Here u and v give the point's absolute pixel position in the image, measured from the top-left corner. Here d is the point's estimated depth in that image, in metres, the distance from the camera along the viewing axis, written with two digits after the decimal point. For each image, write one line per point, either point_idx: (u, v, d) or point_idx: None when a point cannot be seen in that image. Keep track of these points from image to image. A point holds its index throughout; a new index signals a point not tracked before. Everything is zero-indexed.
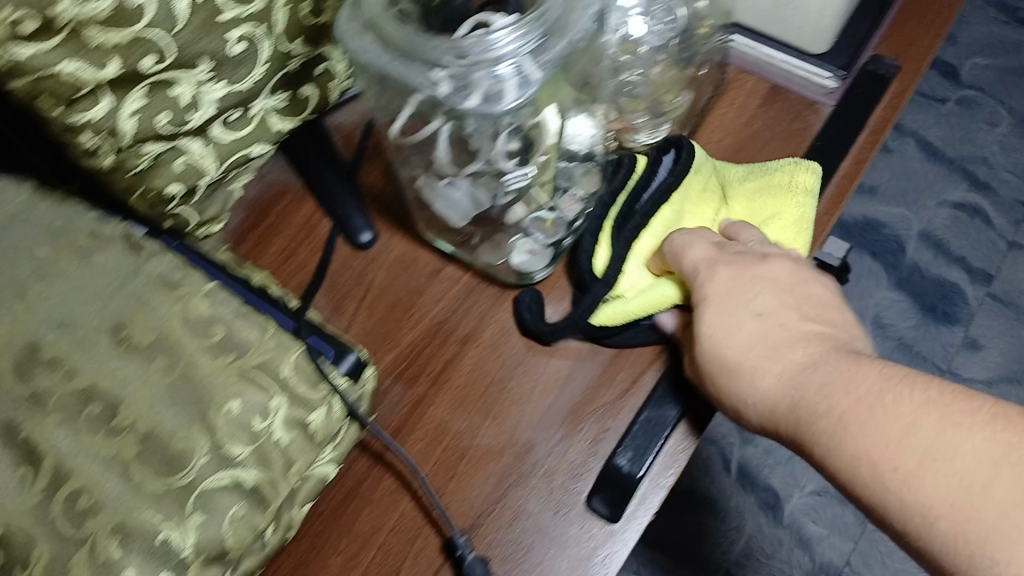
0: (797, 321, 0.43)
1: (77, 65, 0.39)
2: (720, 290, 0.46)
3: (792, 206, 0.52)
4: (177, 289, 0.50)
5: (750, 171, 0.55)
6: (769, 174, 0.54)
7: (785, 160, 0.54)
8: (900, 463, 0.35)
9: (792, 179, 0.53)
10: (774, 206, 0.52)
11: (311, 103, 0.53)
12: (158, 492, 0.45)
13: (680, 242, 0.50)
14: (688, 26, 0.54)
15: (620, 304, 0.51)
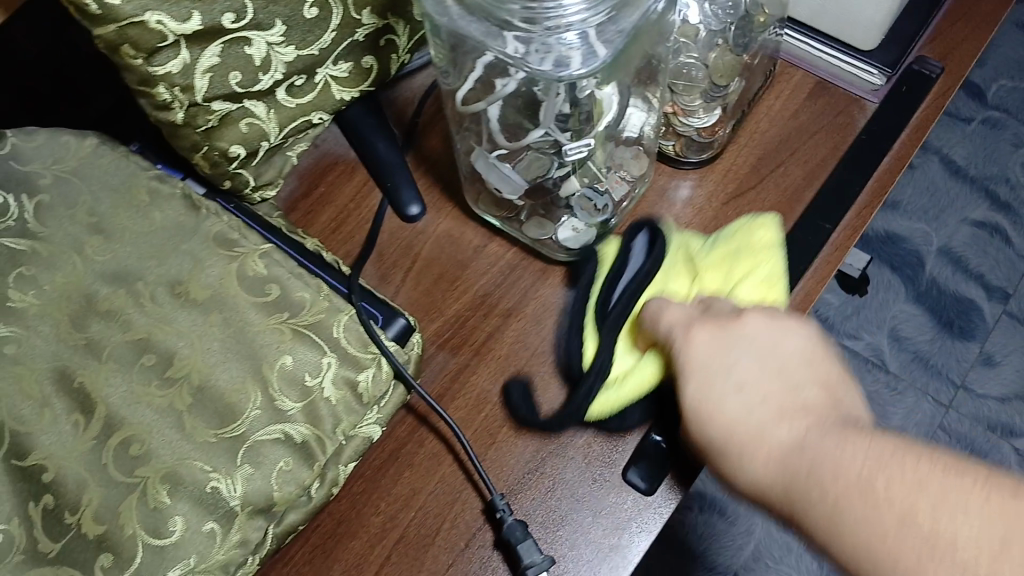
0: (781, 381, 0.38)
1: (163, 16, 0.41)
2: (704, 354, 0.39)
3: (760, 267, 0.50)
4: (233, 248, 0.52)
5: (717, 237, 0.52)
6: (731, 239, 0.52)
7: (743, 219, 0.53)
8: (904, 563, 0.30)
9: (752, 241, 0.51)
10: (746, 266, 0.50)
11: (371, 75, 0.56)
12: (210, 441, 0.46)
13: (659, 306, 0.45)
14: (747, 13, 0.55)
15: (613, 393, 0.48)
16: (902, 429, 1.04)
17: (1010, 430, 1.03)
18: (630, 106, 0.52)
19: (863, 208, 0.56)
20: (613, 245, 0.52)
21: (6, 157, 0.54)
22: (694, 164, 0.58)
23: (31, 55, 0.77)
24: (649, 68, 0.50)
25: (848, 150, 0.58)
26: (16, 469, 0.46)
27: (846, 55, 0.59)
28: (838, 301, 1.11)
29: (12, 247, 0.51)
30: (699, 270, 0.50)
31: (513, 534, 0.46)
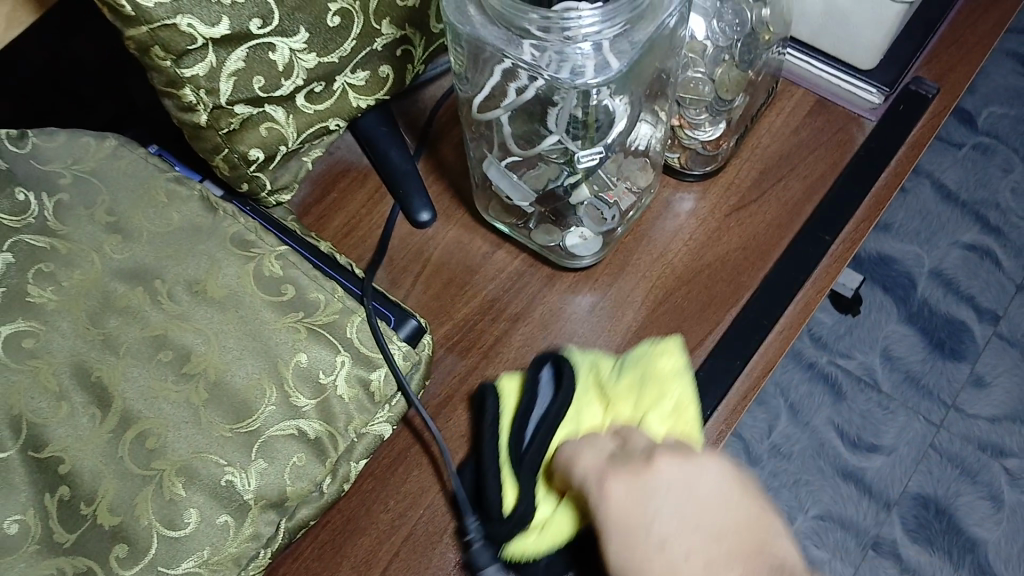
0: (699, 539, 0.38)
1: (194, 19, 0.44)
2: (624, 503, 0.39)
3: (669, 401, 0.49)
4: (250, 249, 0.53)
5: (626, 363, 0.50)
6: (641, 370, 0.50)
7: (647, 344, 0.51)
8: None
9: (659, 373, 0.49)
10: (661, 397, 0.48)
11: (387, 83, 0.57)
12: (226, 435, 0.47)
13: (571, 457, 0.44)
14: (753, 30, 0.57)
15: (534, 539, 0.47)
16: (894, 447, 1.05)
17: (999, 449, 1.05)
18: (641, 120, 0.54)
19: (861, 221, 0.58)
20: (515, 381, 0.51)
21: (27, 156, 0.55)
22: (697, 176, 0.59)
23: (84, 61, 0.82)
24: (658, 82, 0.52)
25: (846, 165, 0.60)
26: (32, 460, 0.47)
27: (846, 75, 0.61)
28: (831, 320, 1.13)
29: (32, 244, 0.52)
30: (611, 399, 0.49)
31: (479, 557, 0.47)
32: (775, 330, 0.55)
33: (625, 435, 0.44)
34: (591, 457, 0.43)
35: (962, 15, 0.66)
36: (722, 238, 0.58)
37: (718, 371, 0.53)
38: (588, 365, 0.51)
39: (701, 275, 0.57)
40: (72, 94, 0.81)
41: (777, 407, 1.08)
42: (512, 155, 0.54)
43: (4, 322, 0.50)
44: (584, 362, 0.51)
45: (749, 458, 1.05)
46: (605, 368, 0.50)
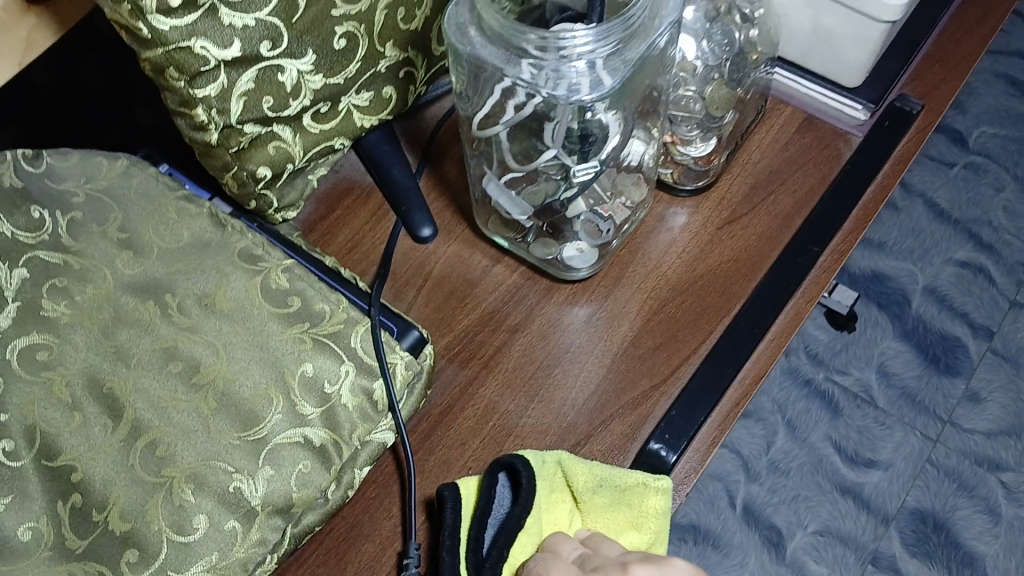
0: None
1: (207, 43, 0.46)
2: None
3: (644, 528, 0.50)
4: (257, 264, 0.54)
5: (605, 479, 0.50)
6: (621, 490, 0.50)
7: (638, 474, 0.50)
8: None
9: (643, 502, 0.50)
10: (628, 520, 0.50)
11: (391, 103, 0.60)
12: (234, 443, 0.49)
13: (542, 575, 0.46)
14: (741, 50, 0.59)
15: None
16: (891, 462, 1.06)
17: (996, 463, 1.05)
18: (633, 137, 0.55)
19: (849, 233, 0.60)
20: (472, 487, 0.50)
21: (41, 175, 0.57)
22: (689, 191, 0.62)
23: (90, 88, 0.84)
24: (650, 100, 0.54)
25: (834, 180, 0.62)
26: (45, 469, 0.48)
27: (832, 93, 0.64)
28: (828, 338, 1.13)
29: (47, 260, 0.54)
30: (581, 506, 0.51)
31: None
32: (766, 339, 0.57)
33: (593, 553, 0.47)
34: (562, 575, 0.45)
35: (946, 34, 0.68)
36: (714, 251, 0.60)
37: (712, 378, 0.54)
38: (559, 465, 0.50)
39: (694, 286, 0.59)
40: (78, 118, 0.84)
41: (775, 424, 1.08)
42: (511, 171, 0.56)
43: (19, 335, 0.51)
44: (556, 463, 0.50)
45: (748, 474, 1.05)
46: (579, 480, 0.50)
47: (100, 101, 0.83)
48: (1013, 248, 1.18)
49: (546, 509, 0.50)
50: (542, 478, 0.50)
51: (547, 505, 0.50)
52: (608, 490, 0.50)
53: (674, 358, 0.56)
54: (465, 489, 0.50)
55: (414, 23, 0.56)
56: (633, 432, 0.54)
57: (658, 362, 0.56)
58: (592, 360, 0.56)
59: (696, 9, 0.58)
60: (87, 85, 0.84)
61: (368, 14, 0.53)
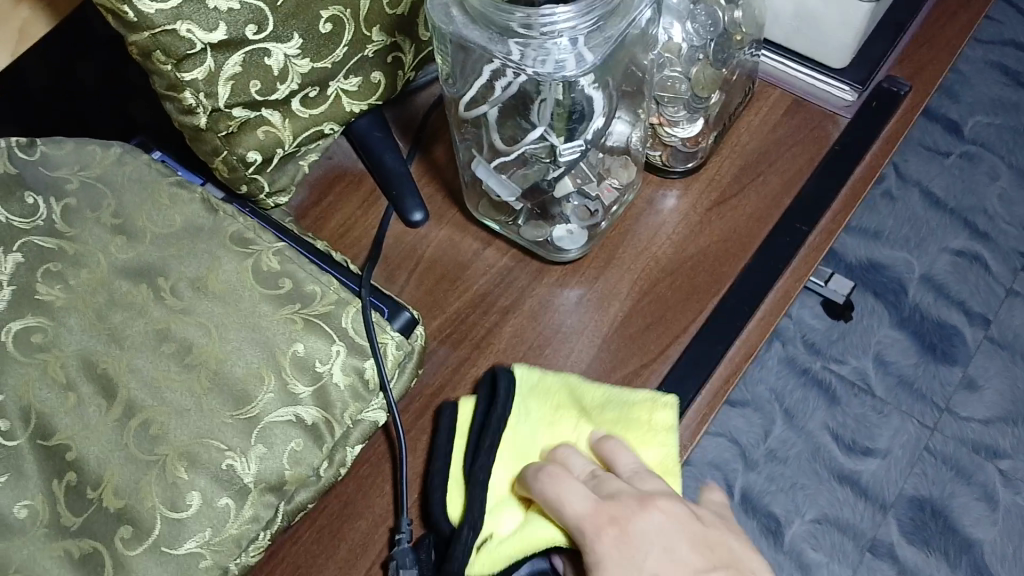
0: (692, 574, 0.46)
1: (192, 26, 0.46)
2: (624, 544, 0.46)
3: (650, 443, 0.52)
4: (249, 246, 0.55)
5: (612, 395, 0.53)
6: (628, 406, 0.53)
7: (644, 392, 0.53)
8: None
9: (651, 418, 0.53)
10: (635, 435, 0.53)
11: (380, 88, 0.60)
12: (227, 421, 0.49)
13: (558, 481, 0.48)
14: (726, 31, 0.59)
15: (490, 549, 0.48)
16: (889, 450, 1.05)
17: (993, 451, 1.06)
18: (616, 119, 0.56)
19: (837, 212, 0.60)
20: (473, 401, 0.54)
21: (36, 163, 0.57)
22: (679, 173, 0.62)
23: (83, 85, 0.85)
24: (633, 80, 0.55)
25: (822, 161, 0.62)
26: (41, 449, 0.48)
27: (819, 75, 0.64)
28: (823, 327, 1.13)
29: (41, 245, 0.54)
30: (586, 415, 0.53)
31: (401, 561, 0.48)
32: (756, 317, 0.57)
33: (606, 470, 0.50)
34: (579, 495, 0.48)
35: (932, 15, 0.69)
36: (704, 231, 0.60)
37: (701, 357, 0.55)
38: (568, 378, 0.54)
39: (683, 265, 0.59)
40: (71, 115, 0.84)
41: (772, 413, 1.08)
42: (501, 154, 0.56)
43: (13, 318, 0.52)
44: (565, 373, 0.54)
45: (745, 462, 1.05)
46: (585, 395, 0.53)
47: (91, 97, 0.84)
48: (1009, 236, 1.17)
49: (546, 420, 0.53)
50: (542, 391, 0.53)
51: (550, 413, 0.53)
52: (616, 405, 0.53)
53: (665, 336, 0.57)
54: (467, 405, 0.54)
55: (400, 7, 0.57)
56: None
57: (649, 341, 0.57)
58: (583, 339, 0.57)
59: None
60: (81, 84, 0.85)
61: None
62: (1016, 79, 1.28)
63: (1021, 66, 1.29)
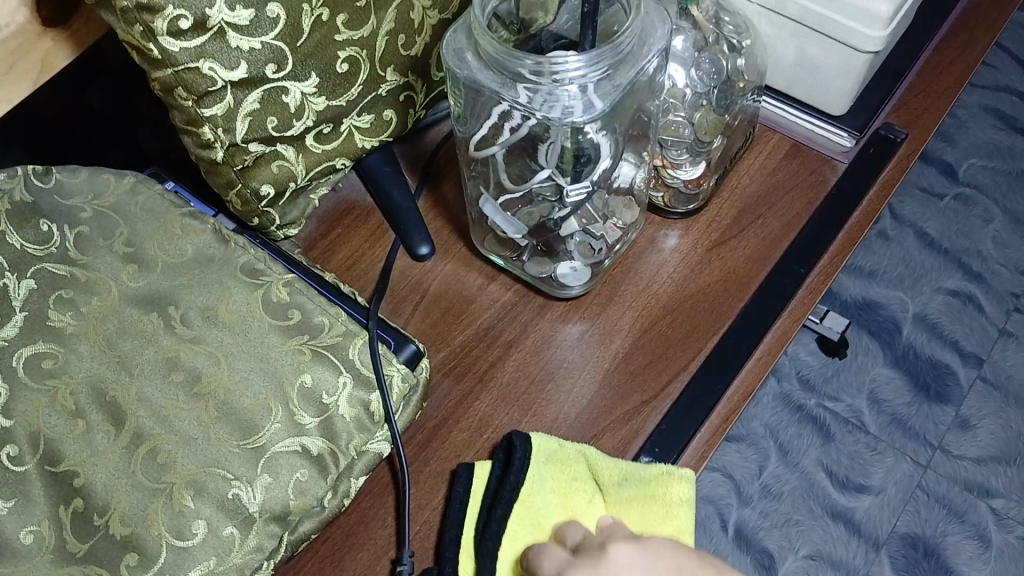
0: None
1: (214, 64, 0.48)
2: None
3: (668, 518, 0.53)
4: (259, 277, 0.56)
5: (627, 471, 0.53)
6: (644, 481, 0.53)
7: (659, 467, 0.53)
8: None
9: (666, 492, 0.53)
10: (650, 516, 0.53)
11: (391, 126, 0.62)
12: (233, 450, 0.50)
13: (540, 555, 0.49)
14: (729, 78, 0.61)
15: None
16: (882, 487, 1.06)
17: (986, 490, 1.06)
18: (622, 161, 0.58)
19: (835, 255, 0.62)
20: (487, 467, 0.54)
21: (51, 191, 0.58)
22: (680, 214, 0.64)
23: (95, 110, 0.87)
24: (640, 125, 0.56)
25: (820, 205, 0.64)
26: (49, 474, 0.49)
27: (819, 120, 0.66)
28: (818, 364, 1.15)
29: (54, 272, 0.55)
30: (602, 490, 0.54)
31: None
32: (755, 356, 0.58)
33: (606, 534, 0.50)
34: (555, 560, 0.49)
35: (927, 66, 0.71)
36: (703, 272, 0.61)
37: (701, 395, 0.56)
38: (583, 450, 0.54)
39: (684, 305, 0.60)
40: (85, 142, 0.85)
41: (767, 448, 1.09)
42: (507, 192, 0.58)
43: (23, 344, 0.52)
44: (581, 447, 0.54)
45: (740, 498, 1.06)
46: (603, 469, 0.53)
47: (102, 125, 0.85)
48: (1003, 277, 1.19)
49: (560, 490, 0.53)
50: (559, 460, 0.54)
51: (565, 485, 0.53)
52: (631, 483, 0.53)
53: (664, 375, 0.58)
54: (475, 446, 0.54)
55: (414, 48, 0.58)
56: (624, 447, 0.55)
57: (649, 379, 0.57)
58: (585, 376, 0.58)
59: (685, 37, 0.60)
60: (95, 114, 0.86)
61: (370, 38, 0.55)
62: (1009, 124, 1.30)
63: (1015, 110, 1.32)
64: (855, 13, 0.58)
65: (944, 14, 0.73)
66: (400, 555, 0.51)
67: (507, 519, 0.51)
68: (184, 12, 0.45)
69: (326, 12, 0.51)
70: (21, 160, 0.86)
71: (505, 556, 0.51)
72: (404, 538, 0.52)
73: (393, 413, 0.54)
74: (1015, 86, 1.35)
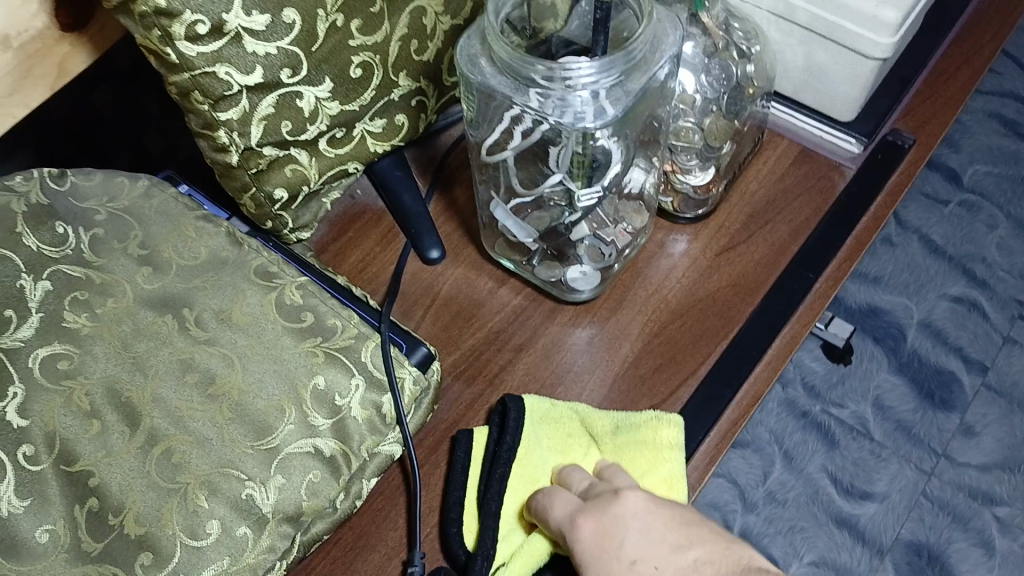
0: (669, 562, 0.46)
1: (230, 68, 0.48)
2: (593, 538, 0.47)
3: (661, 461, 0.54)
4: (272, 280, 0.57)
5: (617, 420, 0.55)
6: (634, 428, 0.55)
7: (647, 412, 0.55)
8: None
9: (656, 436, 0.54)
10: (645, 462, 0.54)
11: (402, 130, 0.62)
12: (247, 451, 0.50)
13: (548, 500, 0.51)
14: (739, 84, 0.61)
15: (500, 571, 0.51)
16: (887, 494, 1.06)
17: (990, 497, 1.06)
18: (633, 166, 0.58)
19: (843, 260, 0.62)
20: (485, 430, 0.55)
21: (66, 194, 0.59)
22: (689, 219, 0.64)
23: (110, 116, 0.87)
24: (650, 131, 0.57)
25: (828, 211, 0.64)
26: (64, 474, 0.49)
27: (827, 127, 0.67)
28: (823, 369, 1.15)
29: (70, 273, 0.55)
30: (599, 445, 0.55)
31: None
32: (763, 360, 0.58)
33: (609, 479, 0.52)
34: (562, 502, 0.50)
35: (934, 72, 0.71)
36: (712, 277, 0.62)
37: (710, 399, 0.57)
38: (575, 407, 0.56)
39: (693, 309, 0.61)
40: (96, 148, 0.86)
41: (772, 454, 1.09)
42: (518, 196, 0.58)
43: (40, 345, 0.52)
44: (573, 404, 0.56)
45: (745, 504, 1.06)
46: (594, 420, 0.55)
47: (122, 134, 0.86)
48: (1007, 284, 1.19)
49: (555, 445, 0.55)
50: (552, 418, 0.55)
51: (561, 442, 0.55)
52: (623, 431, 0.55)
53: (674, 379, 0.58)
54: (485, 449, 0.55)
55: (426, 54, 0.59)
56: None
57: (659, 383, 0.58)
58: (594, 380, 0.58)
59: (695, 44, 0.60)
60: (112, 120, 0.87)
61: (383, 44, 0.55)
62: (1014, 130, 1.31)
63: (1020, 116, 1.32)
64: (864, 20, 0.59)
65: (951, 21, 0.73)
66: (411, 557, 0.51)
67: (507, 477, 0.52)
68: (202, 17, 0.45)
69: (341, 17, 0.52)
70: (29, 162, 0.85)
71: (506, 511, 0.52)
72: (415, 540, 0.52)
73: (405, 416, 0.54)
74: (1020, 92, 1.35)
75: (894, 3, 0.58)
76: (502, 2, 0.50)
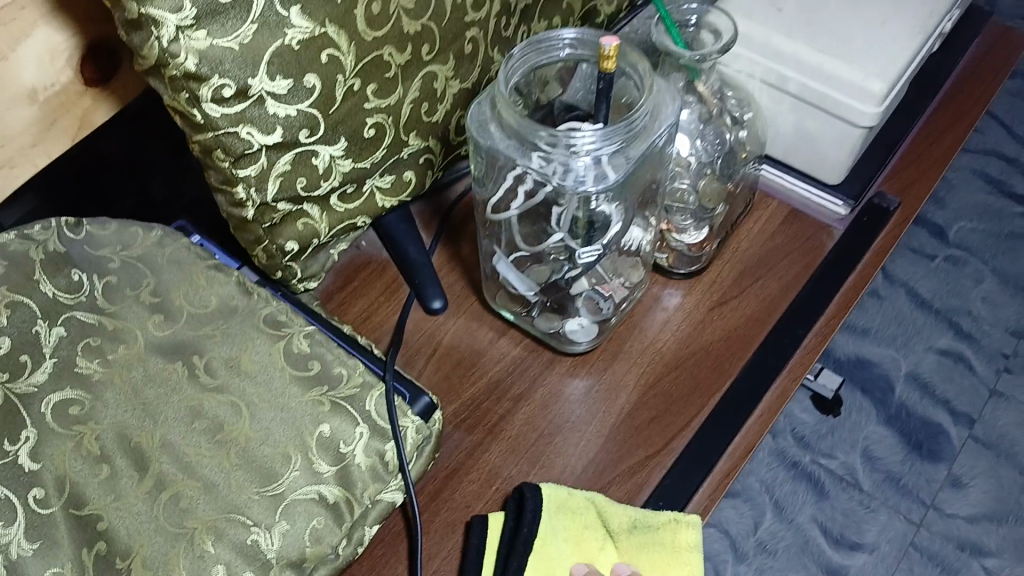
0: None
1: (251, 129, 0.51)
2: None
3: (679, 562, 0.55)
4: (281, 329, 0.58)
5: (635, 520, 0.55)
6: (654, 529, 0.55)
7: (667, 513, 0.55)
8: None
9: (674, 537, 0.55)
10: (662, 561, 0.55)
11: (410, 186, 0.65)
12: (254, 497, 0.51)
13: None
14: (732, 150, 0.64)
15: None
16: (876, 545, 1.07)
17: (978, 548, 1.07)
18: (632, 225, 0.60)
19: (832, 316, 0.64)
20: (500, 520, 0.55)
21: (80, 242, 0.60)
22: (683, 274, 0.66)
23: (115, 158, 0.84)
24: (649, 193, 0.59)
25: (817, 268, 0.67)
26: (73, 518, 0.50)
27: (816, 188, 0.70)
28: (813, 420, 1.17)
29: (83, 320, 0.56)
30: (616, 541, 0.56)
31: None
32: (756, 413, 0.60)
33: None
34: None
35: (918, 137, 0.75)
36: (705, 331, 0.64)
37: (704, 450, 0.58)
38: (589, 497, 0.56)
39: (687, 362, 0.63)
40: (101, 192, 0.84)
41: (762, 504, 1.10)
42: (519, 251, 0.61)
43: (53, 390, 0.53)
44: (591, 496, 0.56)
45: (736, 554, 1.07)
46: (613, 517, 0.55)
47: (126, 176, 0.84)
48: (993, 337, 1.21)
49: (572, 538, 0.56)
50: (569, 509, 0.55)
51: (578, 533, 0.56)
52: (642, 530, 0.55)
53: (669, 430, 0.60)
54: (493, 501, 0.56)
55: (436, 115, 0.62)
56: (630, 499, 0.57)
57: (654, 433, 0.59)
58: (591, 430, 0.60)
59: (690, 112, 0.63)
60: (114, 161, 0.84)
61: (396, 106, 0.58)
62: (998, 188, 1.35)
63: (1003, 174, 1.36)
64: (852, 90, 0.62)
65: (933, 89, 0.77)
66: None
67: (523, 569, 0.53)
68: (228, 82, 0.48)
69: (358, 82, 0.54)
70: (33, 205, 0.81)
71: None
72: None
73: (407, 462, 0.55)
74: (1003, 150, 1.40)
75: (879, 75, 0.62)
76: (510, 72, 0.54)
